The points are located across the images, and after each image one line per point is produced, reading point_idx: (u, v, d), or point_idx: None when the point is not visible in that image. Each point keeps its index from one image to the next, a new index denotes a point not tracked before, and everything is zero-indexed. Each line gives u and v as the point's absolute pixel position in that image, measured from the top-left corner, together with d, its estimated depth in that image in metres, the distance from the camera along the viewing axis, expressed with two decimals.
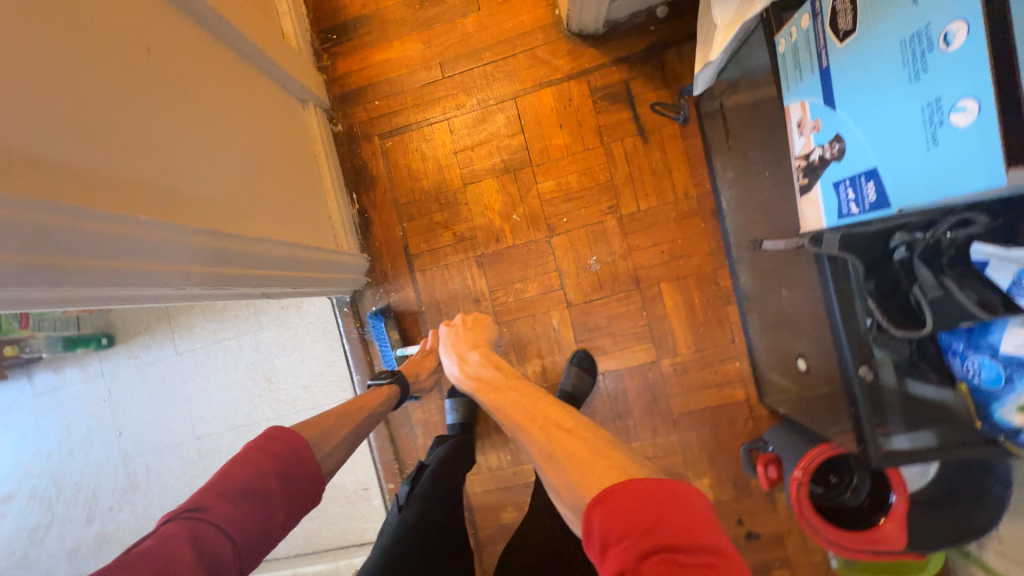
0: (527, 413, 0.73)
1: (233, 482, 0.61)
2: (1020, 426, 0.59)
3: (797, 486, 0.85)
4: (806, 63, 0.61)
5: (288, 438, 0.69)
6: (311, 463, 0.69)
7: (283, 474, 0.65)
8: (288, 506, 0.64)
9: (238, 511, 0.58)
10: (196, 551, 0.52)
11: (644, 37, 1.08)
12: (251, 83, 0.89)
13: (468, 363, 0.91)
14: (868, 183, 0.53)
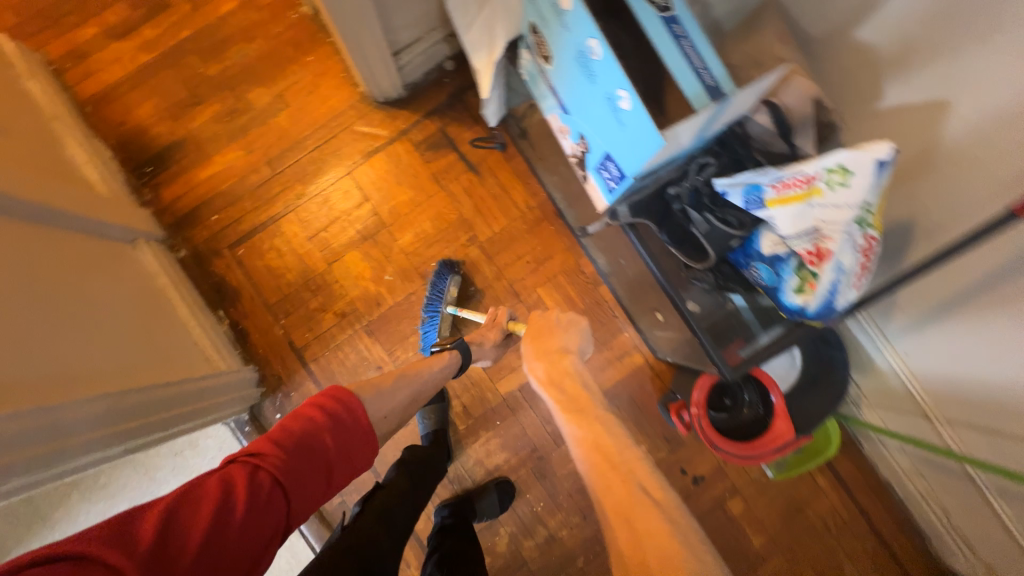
0: (610, 471, 0.60)
1: (291, 435, 0.55)
2: (803, 306, 0.71)
3: (699, 420, 0.94)
4: (541, 85, 0.74)
5: (353, 404, 0.61)
6: (366, 427, 0.61)
7: (343, 436, 0.58)
8: (348, 463, 0.58)
9: (296, 466, 0.53)
10: (246, 504, 0.48)
11: (443, 87, 1.21)
12: (65, 241, 0.86)
13: (558, 384, 0.72)
14: (608, 161, 0.65)
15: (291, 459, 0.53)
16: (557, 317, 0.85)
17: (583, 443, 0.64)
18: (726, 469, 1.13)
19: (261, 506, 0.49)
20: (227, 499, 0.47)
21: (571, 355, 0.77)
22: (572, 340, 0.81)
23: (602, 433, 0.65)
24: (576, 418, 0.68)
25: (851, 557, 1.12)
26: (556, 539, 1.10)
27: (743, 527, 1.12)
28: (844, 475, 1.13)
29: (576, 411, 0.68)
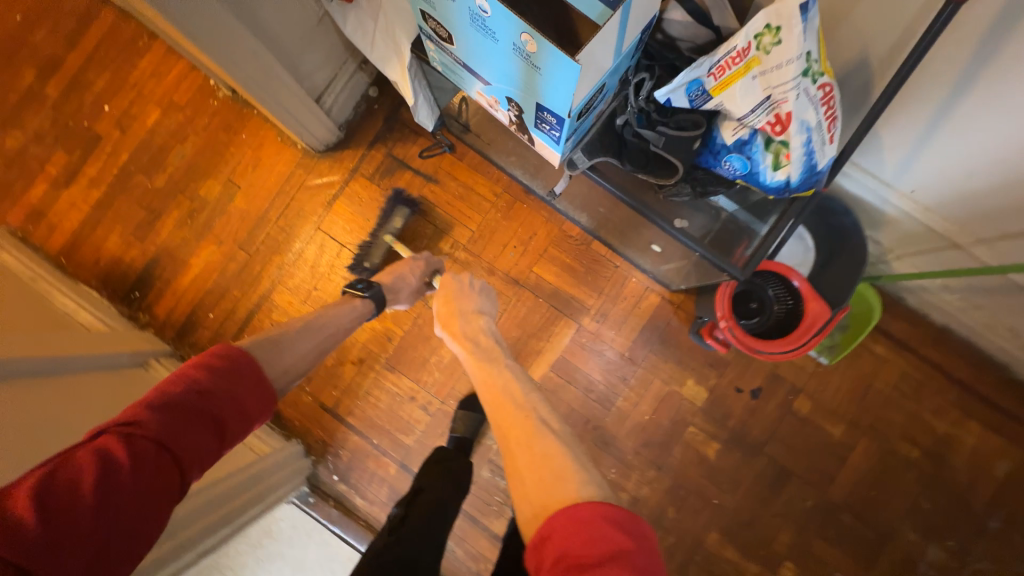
0: (505, 409, 0.65)
1: (168, 395, 0.53)
2: (787, 180, 0.69)
3: (731, 331, 0.92)
4: (456, 68, 0.73)
5: (239, 358, 0.61)
6: (254, 372, 0.61)
7: (231, 390, 0.58)
8: (240, 415, 0.58)
9: (183, 422, 0.52)
10: (133, 466, 0.47)
11: (375, 115, 1.21)
12: (86, 378, 0.89)
13: (473, 340, 0.79)
14: (544, 111, 0.64)
15: (174, 418, 0.52)
16: (471, 282, 0.91)
17: (491, 387, 0.70)
18: (780, 373, 1.10)
19: (150, 464, 0.48)
20: (108, 464, 0.46)
21: (484, 317, 0.85)
22: (483, 304, 0.89)
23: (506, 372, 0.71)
24: (484, 366, 0.74)
25: (938, 413, 1.08)
26: (641, 499, 1.09)
27: (819, 422, 1.09)
28: (900, 336, 1.09)
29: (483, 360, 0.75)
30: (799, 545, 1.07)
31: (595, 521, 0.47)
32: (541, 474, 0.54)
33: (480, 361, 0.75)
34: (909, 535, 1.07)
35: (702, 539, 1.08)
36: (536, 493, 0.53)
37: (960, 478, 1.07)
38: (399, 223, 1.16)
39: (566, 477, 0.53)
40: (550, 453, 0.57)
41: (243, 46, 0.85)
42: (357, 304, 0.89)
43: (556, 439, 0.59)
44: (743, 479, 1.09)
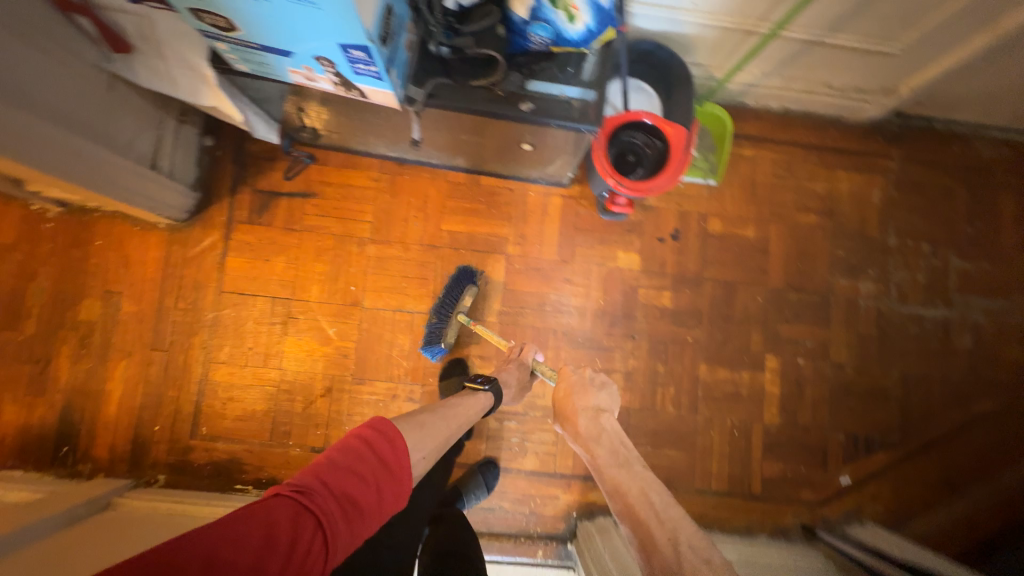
0: (650, 538, 0.66)
1: (338, 469, 0.57)
2: (586, 26, 0.77)
3: (621, 184, 1.00)
4: (257, 56, 0.73)
5: (395, 438, 0.64)
6: (404, 469, 0.63)
7: (380, 474, 0.60)
8: (379, 504, 0.58)
9: (339, 506, 0.54)
10: (289, 541, 0.48)
11: (223, 161, 1.18)
12: (44, 545, 0.79)
13: (593, 441, 0.82)
14: (350, 51, 0.66)
15: (331, 491, 0.55)
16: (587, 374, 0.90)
17: (628, 502, 0.72)
18: (685, 209, 1.22)
19: (299, 540, 0.49)
20: (271, 536, 0.48)
21: (604, 413, 0.86)
22: (594, 400, 0.87)
23: (643, 488, 0.73)
24: (618, 473, 0.76)
25: (813, 178, 1.25)
26: (632, 371, 1.17)
27: (734, 232, 1.23)
28: (756, 133, 1.25)
29: (619, 469, 0.76)
30: (769, 337, 1.20)
31: None
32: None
33: (610, 471, 0.77)
34: (842, 283, 1.23)
35: (695, 375, 1.18)
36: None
37: (853, 219, 1.25)
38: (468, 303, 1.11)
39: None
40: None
41: (36, 136, 0.78)
42: (480, 398, 0.92)
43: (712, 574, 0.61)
44: (702, 309, 1.20)
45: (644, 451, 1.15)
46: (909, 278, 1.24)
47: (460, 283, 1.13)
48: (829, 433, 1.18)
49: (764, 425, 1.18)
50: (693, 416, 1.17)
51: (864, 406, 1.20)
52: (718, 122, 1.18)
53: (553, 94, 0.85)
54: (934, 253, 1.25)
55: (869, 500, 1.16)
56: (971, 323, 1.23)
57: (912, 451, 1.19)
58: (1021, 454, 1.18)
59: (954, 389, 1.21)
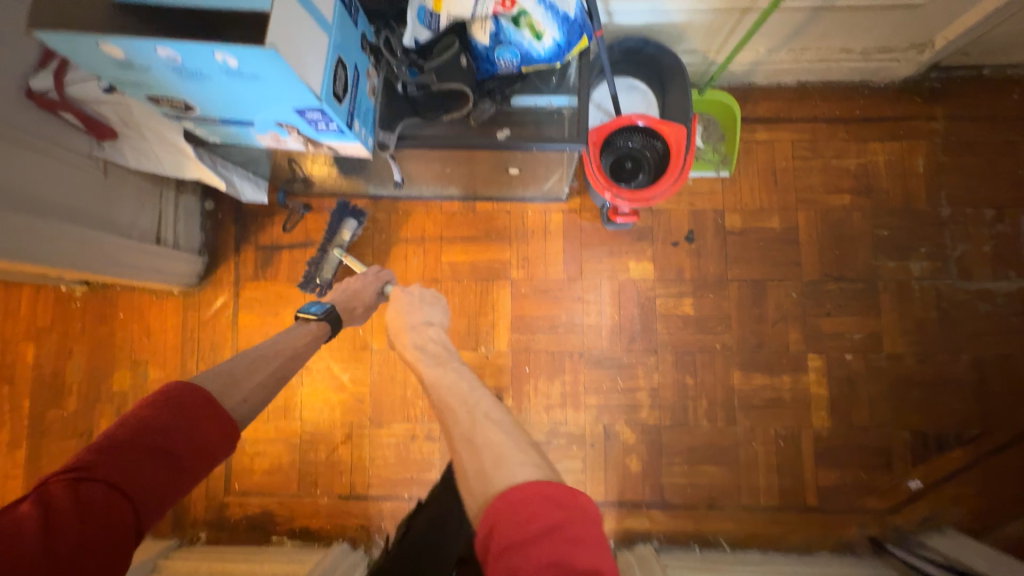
0: (445, 410, 0.65)
1: (116, 434, 0.52)
2: (553, 41, 0.71)
3: (620, 198, 0.93)
4: (223, 130, 0.72)
5: (202, 390, 0.60)
6: (209, 404, 0.59)
7: (178, 418, 0.56)
8: (193, 448, 0.55)
9: (128, 466, 0.51)
10: (70, 515, 0.46)
11: (224, 223, 1.20)
12: None
13: (421, 348, 0.82)
14: (307, 113, 0.63)
15: (123, 461, 0.51)
16: (417, 295, 0.94)
17: (439, 392, 0.70)
18: (697, 207, 1.13)
19: (97, 514, 0.47)
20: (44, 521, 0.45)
21: (432, 327, 0.88)
22: (425, 312, 0.92)
23: (456, 378, 0.72)
24: (434, 368, 0.75)
25: (842, 153, 1.12)
26: (658, 388, 1.09)
27: (756, 224, 1.12)
28: (769, 113, 1.13)
29: (436, 363, 0.76)
30: (810, 335, 1.09)
31: (541, 504, 0.47)
32: (481, 463, 0.54)
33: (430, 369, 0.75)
34: (890, 265, 1.09)
35: (729, 384, 1.09)
36: (476, 478, 0.53)
37: (895, 192, 1.11)
38: (347, 236, 1.13)
39: (504, 463, 0.53)
40: (489, 442, 0.57)
41: (36, 234, 0.81)
42: (311, 327, 0.84)
43: (496, 429, 0.59)
44: (729, 312, 1.10)
45: (681, 471, 1.07)
46: (971, 250, 1.08)
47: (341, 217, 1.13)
48: (892, 433, 1.06)
49: (814, 432, 1.07)
50: (732, 428, 1.07)
51: (933, 400, 1.06)
52: (725, 104, 1.07)
53: (540, 104, 0.82)
54: (999, 219, 1.09)
55: (949, 505, 1.03)
56: None
57: (998, 447, 1.04)
58: None
59: None
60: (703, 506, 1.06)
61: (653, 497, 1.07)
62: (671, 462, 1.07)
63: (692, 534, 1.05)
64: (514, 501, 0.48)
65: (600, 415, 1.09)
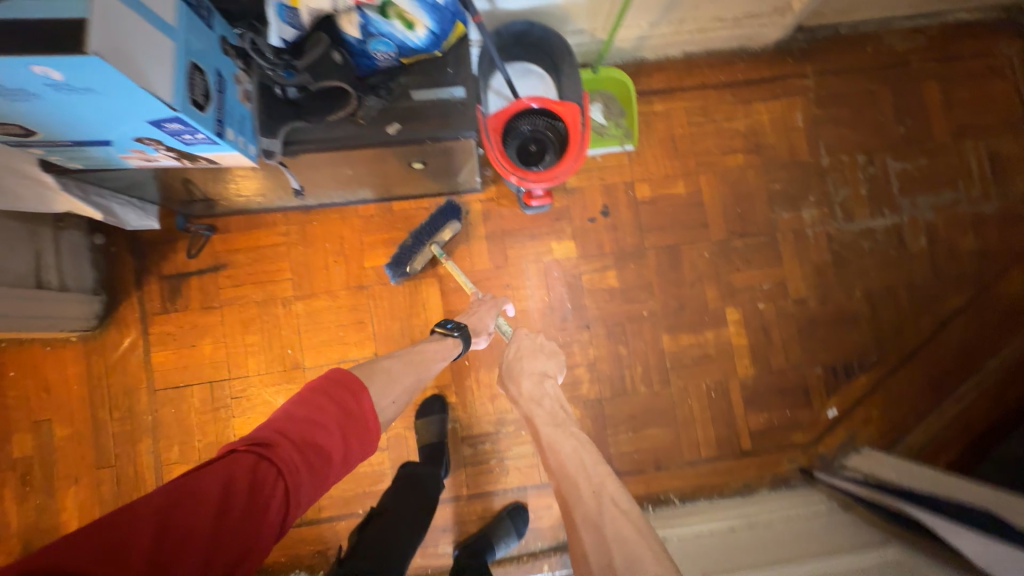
0: (572, 491, 0.71)
1: (294, 421, 0.60)
2: (425, 30, 0.70)
3: (526, 181, 0.94)
4: (79, 153, 0.67)
5: (365, 396, 0.66)
6: (369, 413, 0.65)
7: (344, 422, 0.63)
8: (346, 453, 0.62)
9: (298, 455, 0.57)
10: (250, 490, 0.52)
11: (121, 257, 1.11)
12: None
13: (534, 403, 0.85)
14: (165, 125, 0.60)
15: (296, 450, 0.57)
16: (536, 339, 0.94)
17: (562, 461, 0.76)
18: (609, 182, 1.17)
19: (267, 493, 0.53)
20: (230, 488, 0.51)
21: (548, 379, 0.90)
22: (541, 361, 0.92)
23: (576, 447, 0.77)
24: (553, 430, 0.81)
25: (731, 117, 1.20)
26: (594, 361, 1.12)
27: (665, 192, 1.18)
28: (662, 86, 1.19)
29: (558, 427, 0.81)
30: (725, 290, 1.16)
31: None
32: (612, 562, 0.61)
33: (546, 428, 0.81)
34: (785, 216, 1.18)
35: (658, 348, 1.14)
36: None
37: (781, 148, 1.20)
38: (448, 235, 1.08)
39: (640, 567, 0.59)
40: (621, 541, 0.63)
41: None
42: (448, 343, 0.89)
43: (627, 520, 0.66)
44: (651, 279, 1.15)
45: (626, 437, 1.11)
46: (851, 194, 1.20)
47: (445, 216, 1.08)
48: (807, 369, 1.15)
49: (740, 380, 1.14)
50: (667, 389, 1.13)
51: (836, 334, 1.16)
52: (617, 79, 1.12)
53: (445, 99, 0.79)
54: (870, 163, 1.21)
55: (861, 426, 1.13)
56: (923, 223, 1.20)
57: (894, 367, 1.16)
58: (1001, 342, 1.15)
59: (920, 293, 1.18)
60: (651, 468, 1.11)
61: None
62: (616, 431, 1.11)
63: (645, 496, 1.10)
64: None
65: None
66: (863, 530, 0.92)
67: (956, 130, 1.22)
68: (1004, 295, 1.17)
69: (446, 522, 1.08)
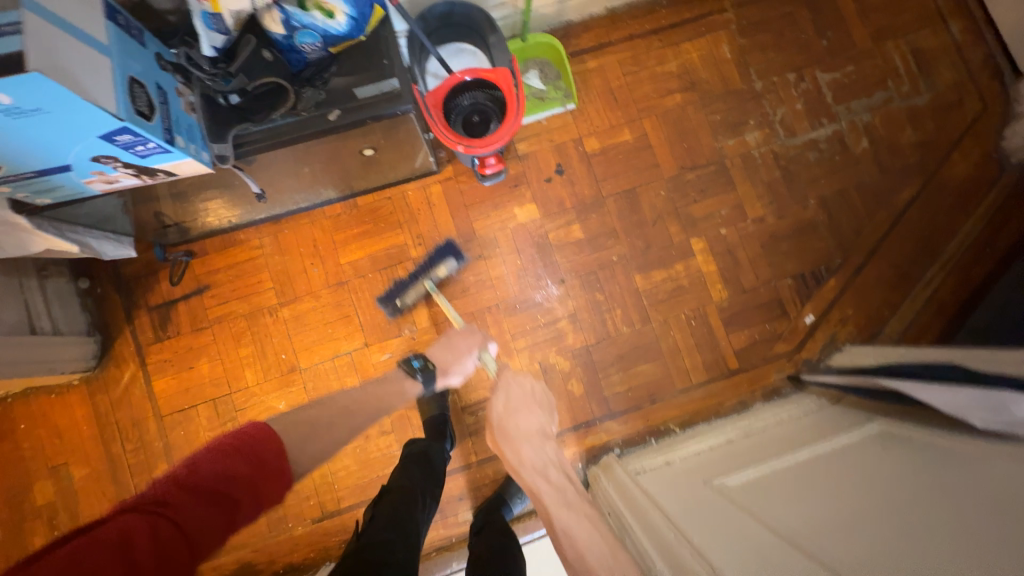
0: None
1: (195, 473, 0.59)
2: (343, 16, 0.76)
3: (474, 147, 0.98)
4: (44, 184, 0.71)
5: (274, 437, 0.66)
6: (278, 456, 0.64)
7: (249, 466, 0.62)
8: (256, 499, 0.61)
9: (201, 509, 0.57)
10: (143, 554, 0.51)
11: (108, 296, 1.15)
12: None
13: (538, 472, 0.89)
14: (117, 138, 0.65)
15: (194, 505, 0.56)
16: (527, 389, 1.00)
17: (575, 541, 0.78)
18: (557, 142, 1.22)
19: (165, 551, 0.52)
20: (121, 551, 0.50)
21: (548, 439, 0.94)
22: (534, 418, 0.97)
23: (588, 528, 0.79)
24: (563, 508, 0.83)
25: (662, 60, 1.25)
26: (574, 313, 1.17)
27: (612, 142, 1.23)
28: (591, 44, 1.25)
29: (566, 503, 0.84)
30: (686, 223, 1.21)
31: None
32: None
33: (562, 514, 0.82)
34: (730, 143, 1.23)
35: (633, 288, 1.18)
36: None
37: (715, 80, 1.25)
38: (442, 274, 1.15)
39: None
40: None
41: None
42: (410, 385, 0.96)
43: None
44: (614, 225, 1.20)
45: (617, 378, 1.15)
46: (788, 111, 1.25)
47: (442, 256, 1.16)
48: (778, 282, 1.19)
49: (716, 305, 1.18)
50: (648, 326, 1.17)
51: (799, 244, 1.21)
52: (545, 43, 1.18)
53: (382, 91, 0.83)
54: (801, 79, 1.26)
55: (839, 326, 1.18)
56: (862, 126, 1.25)
57: (860, 265, 1.20)
58: (955, 223, 1.20)
59: (872, 192, 1.23)
60: (646, 403, 1.15)
61: (602, 410, 1.14)
62: (608, 374, 1.15)
63: (646, 430, 1.14)
64: None
65: (532, 355, 1.15)
66: (850, 415, 0.96)
67: (877, 34, 1.27)
68: (951, 179, 1.22)
69: (461, 490, 1.11)
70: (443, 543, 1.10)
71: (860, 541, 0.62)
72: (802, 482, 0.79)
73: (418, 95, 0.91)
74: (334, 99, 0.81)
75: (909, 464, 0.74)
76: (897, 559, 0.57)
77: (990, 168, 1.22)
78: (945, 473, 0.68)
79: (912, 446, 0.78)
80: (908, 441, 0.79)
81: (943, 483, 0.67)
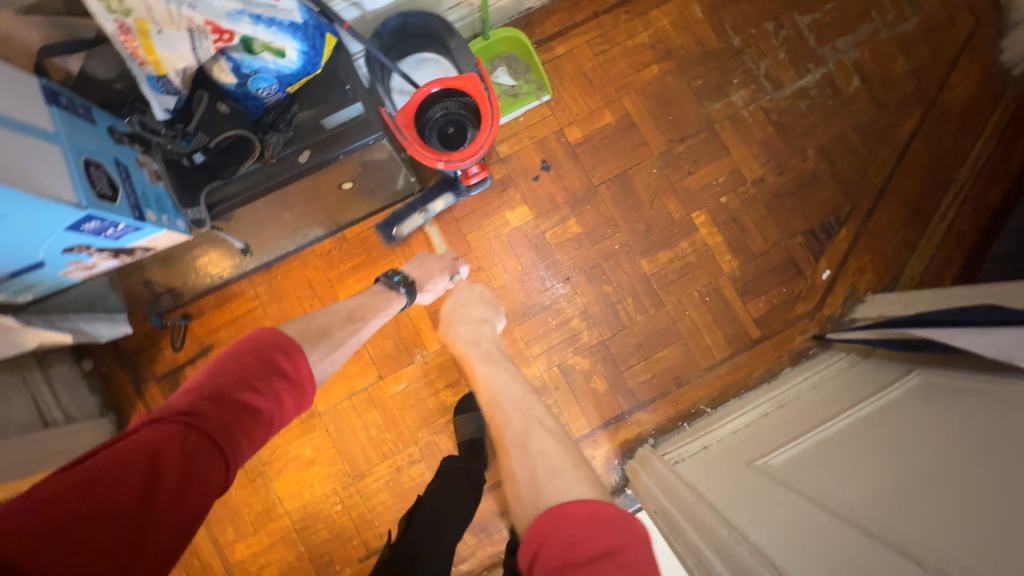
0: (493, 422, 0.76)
1: (220, 384, 0.57)
2: (293, 51, 0.70)
3: (454, 161, 0.94)
4: (22, 284, 0.69)
5: (292, 345, 0.65)
6: (298, 363, 0.64)
7: (273, 375, 0.61)
8: (283, 405, 0.60)
9: (233, 415, 0.54)
10: (182, 458, 0.49)
11: (115, 373, 1.14)
12: None
13: (471, 345, 0.89)
14: (85, 226, 0.62)
15: (225, 412, 0.54)
16: (477, 291, 0.98)
17: (493, 394, 0.80)
18: (538, 137, 1.17)
19: (200, 456, 0.50)
20: (158, 457, 0.48)
21: (488, 323, 0.93)
22: (478, 309, 0.95)
23: (506, 379, 0.82)
24: (486, 366, 0.85)
25: (632, 32, 1.20)
26: (585, 308, 1.14)
27: (595, 127, 1.18)
28: (556, 28, 1.19)
29: (490, 361, 0.86)
30: (685, 197, 1.16)
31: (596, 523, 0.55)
32: (535, 471, 0.64)
33: (482, 365, 0.85)
34: (716, 106, 1.18)
35: (640, 274, 1.15)
36: (530, 484, 0.63)
37: (690, 44, 1.20)
38: (440, 208, 1.12)
39: (558, 475, 0.63)
40: (545, 457, 0.66)
41: None
42: (394, 297, 0.90)
43: (549, 439, 0.70)
44: (611, 213, 1.16)
45: (640, 367, 1.13)
46: (772, 62, 1.19)
47: (442, 189, 1.13)
48: (788, 242, 1.15)
49: (728, 276, 1.15)
50: (663, 309, 1.14)
51: (804, 199, 1.16)
52: (508, 36, 1.12)
53: (347, 121, 0.79)
54: (780, 26, 1.20)
55: (858, 277, 1.14)
56: (850, 65, 1.19)
57: (870, 210, 1.16)
58: (962, 149, 1.15)
59: (871, 131, 1.18)
60: (673, 387, 1.12)
61: (629, 402, 1.12)
62: (629, 365, 1.13)
63: (677, 416, 1.11)
64: (567, 515, 0.56)
65: (550, 359, 1.13)
66: (886, 370, 0.93)
67: None
68: (951, 104, 1.16)
69: (502, 506, 1.10)
70: (493, 562, 1.08)
71: (921, 510, 0.60)
72: (851, 450, 0.76)
73: (386, 118, 0.87)
74: (299, 139, 0.77)
75: (957, 414, 0.71)
76: (966, 525, 0.54)
77: (991, 85, 1.16)
78: (986, 418, 0.66)
79: (957, 394, 0.74)
80: (948, 390, 0.76)
81: (990, 428, 0.64)
